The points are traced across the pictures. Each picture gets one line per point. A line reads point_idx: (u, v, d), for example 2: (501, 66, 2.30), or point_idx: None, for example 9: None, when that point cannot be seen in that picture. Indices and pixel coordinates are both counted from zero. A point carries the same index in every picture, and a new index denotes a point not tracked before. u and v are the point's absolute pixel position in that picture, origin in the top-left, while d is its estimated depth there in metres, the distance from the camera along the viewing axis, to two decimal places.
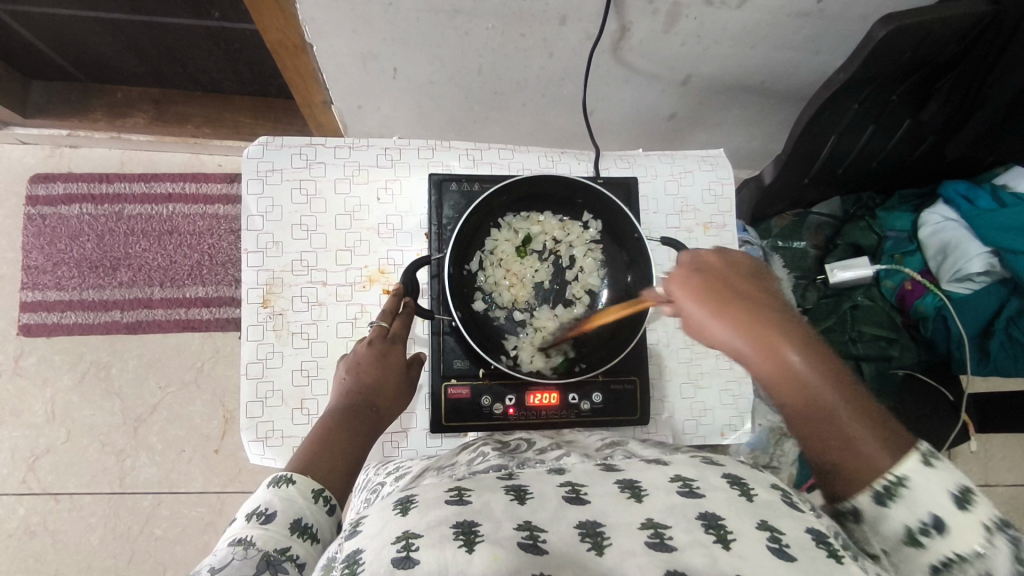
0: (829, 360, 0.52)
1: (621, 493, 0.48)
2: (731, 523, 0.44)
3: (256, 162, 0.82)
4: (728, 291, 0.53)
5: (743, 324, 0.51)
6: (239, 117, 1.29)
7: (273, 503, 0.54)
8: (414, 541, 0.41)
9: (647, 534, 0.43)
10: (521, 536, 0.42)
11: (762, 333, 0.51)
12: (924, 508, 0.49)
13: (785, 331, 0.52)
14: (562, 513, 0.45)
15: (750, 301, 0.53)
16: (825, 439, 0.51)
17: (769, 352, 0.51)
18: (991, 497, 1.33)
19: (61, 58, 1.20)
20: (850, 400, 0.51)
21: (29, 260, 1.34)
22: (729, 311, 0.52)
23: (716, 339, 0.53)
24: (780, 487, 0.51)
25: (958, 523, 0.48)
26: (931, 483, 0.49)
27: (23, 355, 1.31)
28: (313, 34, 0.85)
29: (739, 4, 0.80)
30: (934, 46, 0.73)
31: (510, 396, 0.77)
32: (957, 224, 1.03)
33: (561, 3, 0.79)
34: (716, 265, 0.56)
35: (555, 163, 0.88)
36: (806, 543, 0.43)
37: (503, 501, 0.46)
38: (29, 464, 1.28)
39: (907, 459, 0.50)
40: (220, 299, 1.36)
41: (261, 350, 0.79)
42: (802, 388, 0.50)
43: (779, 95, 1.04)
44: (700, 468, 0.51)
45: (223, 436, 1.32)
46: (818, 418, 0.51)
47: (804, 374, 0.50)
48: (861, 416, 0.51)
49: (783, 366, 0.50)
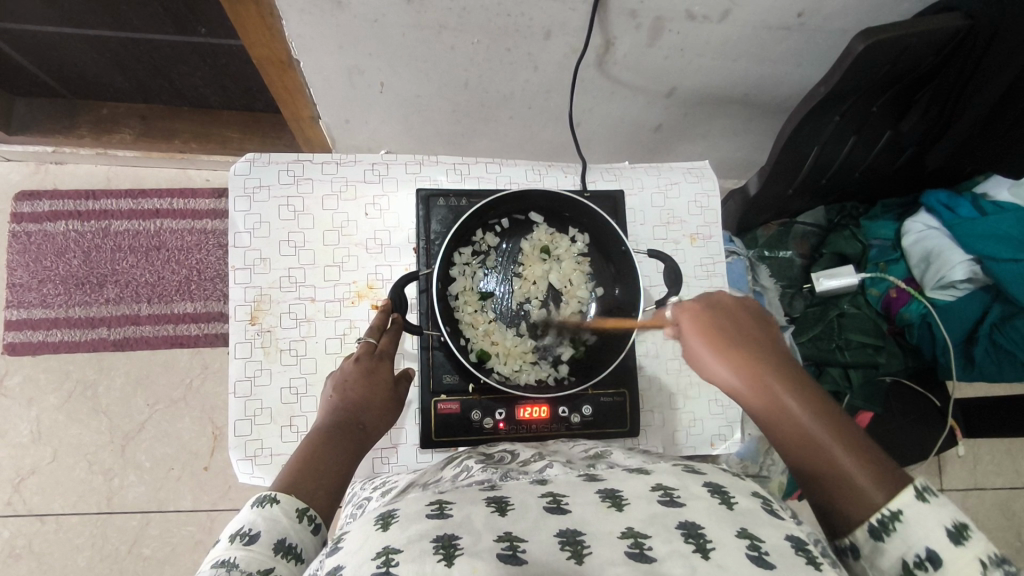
0: (825, 404, 0.59)
1: (602, 501, 0.48)
2: (711, 533, 0.44)
3: (243, 179, 0.82)
4: (723, 328, 0.64)
5: (732, 359, 0.62)
6: (226, 132, 1.29)
7: (257, 524, 0.54)
8: (394, 556, 0.41)
9: (627, 544, 0.43)
10: (500, 548, 0.42)
11: (749, 369, 0.61)
12: (919, 541, 0.51)
13: (776, 370, 0.61)
14: (543, 523, 0.45)
15: (748, 343, 0.62)
16: (812, 466, 0.57)
17: (758, 386, 0.60)
18: (981, 501, 1.34)
19: (47, 75, 1.20)
20: (843, 437, 0.56)
21: (15, 278, 1.33)
22: (727, 348, 0.62)
23: (715, 373, 0.63)
24: (761, 494, 0.51)
25: (952, 556, 0.49)
26: (926, 518, 0.51)
27: (8, 374, 1.29)
28: (299, 50, 0.85)
29: (720, 18, 0.81)
30: (912, 59, 0.75)
31: (501, 410, 0.77)
32: (940, 233, 1.05)
33: (545, 18, 0.80)
34: (722, 308, 0.66)
35: (543, 176, 0.88)
36: (786, 550, 0.43)
37: (484, 513, 0.46)
38: (14, 485, 1.26)
39: (902, 494, 0.53)
40: (209, 314, 1.35)
41: (249, 367, 0.79)
42: (787, 417, 0.58)
43: (762, 107, 1.06)
44: (681, 478, 0.51)
45: (212, 453, 1.30)
46: (806, 445, 0.57)
47: (790, 405, 0.58)
48: (846, 446, 0.56)
49: (772, 399, 0.59)
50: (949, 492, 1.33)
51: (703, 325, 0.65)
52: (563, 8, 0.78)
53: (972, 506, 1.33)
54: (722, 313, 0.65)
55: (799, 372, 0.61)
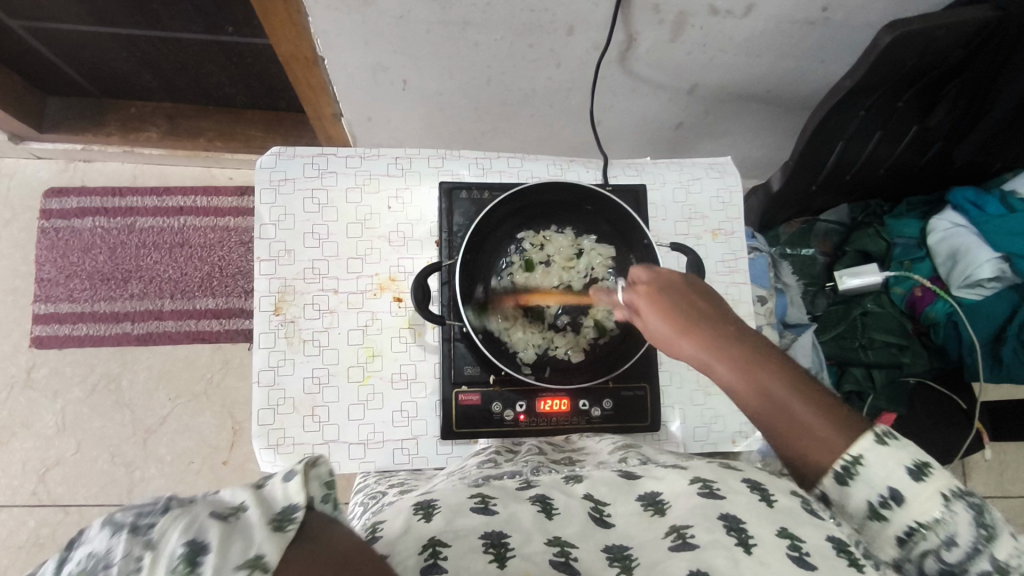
0: (791, 371, 0.57)
1: (644, 508, 0.48)
2: (753, 527, 0.45)
3: (268, 172, 0.83)
4: (676, 298, 0.60)
5: (688, 329, 0.59)
6: (250, 130, 1.32)
7: (275, 557, 0.32)
8: (441, 550, 0.42)
9: (670, 540, 0.45)
10: (551, 553, 0.43)
11: (710, 338, 0.59)
12: (882, 484, 0.52)
13: (734, 334, 0.59)
14: (590, 532, 0.46)
15: (703, 307, 0.60)
16: (779, 428, 0.56)
17: (720, 354, 0.58)
18: (1008, 508, 1.31)
19: (78, 74, 1.23)
20: (799, 391, 0.56)
21: (42, 273, 1.36)
22: (678, 316, 0.59)
23: (672, 345, 0.60)
24: (800, 492, 0.49)
25: (914, 495, 0.51)
26: (887, 461, 0.52)
27: (35, 367, 1.32)
28: (325, 46, 0.86)
29: (743, 13, 0.81)
30: (939, 52, 0.74)
31: (522, 402, 0.77)
32: (967, 230, 1.03)
33: (569, 13, 0.80)
34: (669, 275, 0.62)
35: (564, 171, 0.88)
36: (828, 553, 0.43)
37: (530, 511, 0.47)
38: (40, 475, 1.28)
39: (861, 438, 0.53)
40: (231, 310, 1.37)
41: (273, 357, 0.79)
42: (741, 374, 0.57)
43: (784, 104, 1.05)
44: (718, 472, 0.51)
45: (232, 447, 1.32)
46: (763, 402, 0.56)
47: (749, 366, 0.57)
48: (817, 406, 0.55)
49: (731, 365, 0.57)
50: None
51: (655, 296, 0.61)
52: (587, 3, 0.78)
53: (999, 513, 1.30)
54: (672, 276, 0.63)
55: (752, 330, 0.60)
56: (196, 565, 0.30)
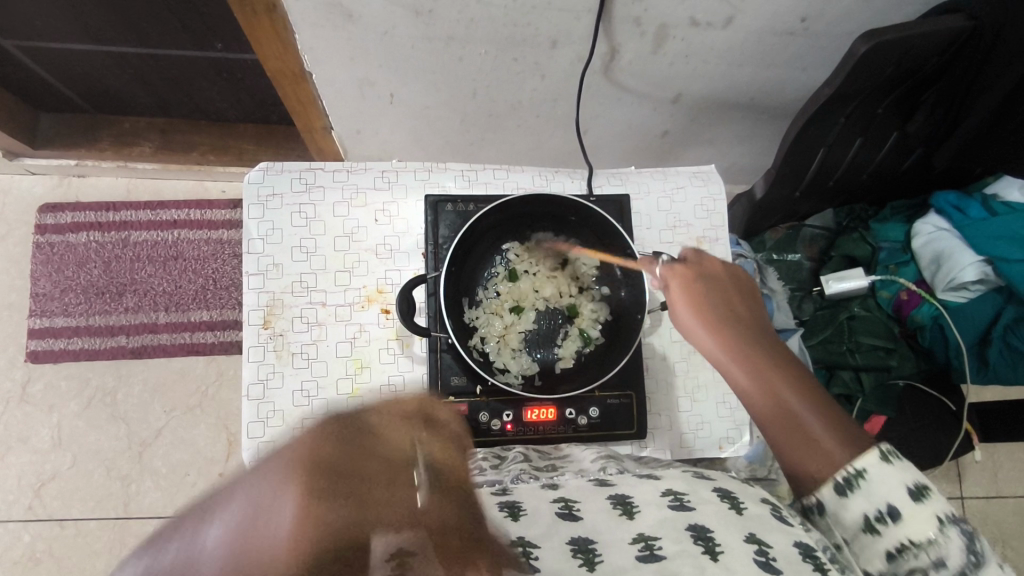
0: (803, 381, 0.64)
1: (613, 509, 0.48)
2: (720, 536, 0.45)
3: (256, 187, 0.84)
4: (710, 297, 0.70)
5: (717, 328, 0.68)
6: (242, 144, 1.33)
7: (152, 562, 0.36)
8: None
9: (637, 548, 0.44)
10: (515, 552, 0.43)
11: (732, 337, 0.67)
12: (881, 499, 0.56)
13: (756, 340, 0.67)
14: (555, 530, 0.46)
15: (734, 312, 0.69)
16: (783, 427, 0.62)
17: (740, 355, 0.66)
18: (1002, 508, 1.31)
19: (70, 90, 1.24)
20: (811, 402, 0.62)
21: (37, 288, 1.36)
22: (707, 312, 0.69)
23: (698, 339, 0.69)
24: (770, 500, 0.52)
25: (911, 513, 0.55)
26: (890, 479, 0.56)
27: (30, 382, 1.33)
28: (312, 62, 0.87)
29: (723, 24, 0.82)
30: (916, 60, 0.75)
31: (508, 411, 0.78)
32: (950, 234, 1.04)
33: (551, 27, 0.81)
34: (712, 277, 0.72)
35: (549, 182, 0.89)
36: (793, 556, 0.45)
37: (497, 515, 0.47)
38: (35, 490, 1.28)
39: (867, 454, 0.58)
40: (225, 322, 1.38)
41: (262, 371, 0.80)
42: (756, 373, 0.65)
43: (769, 111, 1.06)
44: (691, 483, 0.52)
45: (227, 459, 1.32)
46: (776, 406, 0.63)
47: (762, 365, 0.65)
48: (823, 416, 0.61)
49: (747, 362, 0.65)
50: (968, 499, 1.31)
51: (688, 291, 0.70)
52: (569, 17, 0.80)
53: (993, 514, 1.30)
54: (718, 280, 0.72)
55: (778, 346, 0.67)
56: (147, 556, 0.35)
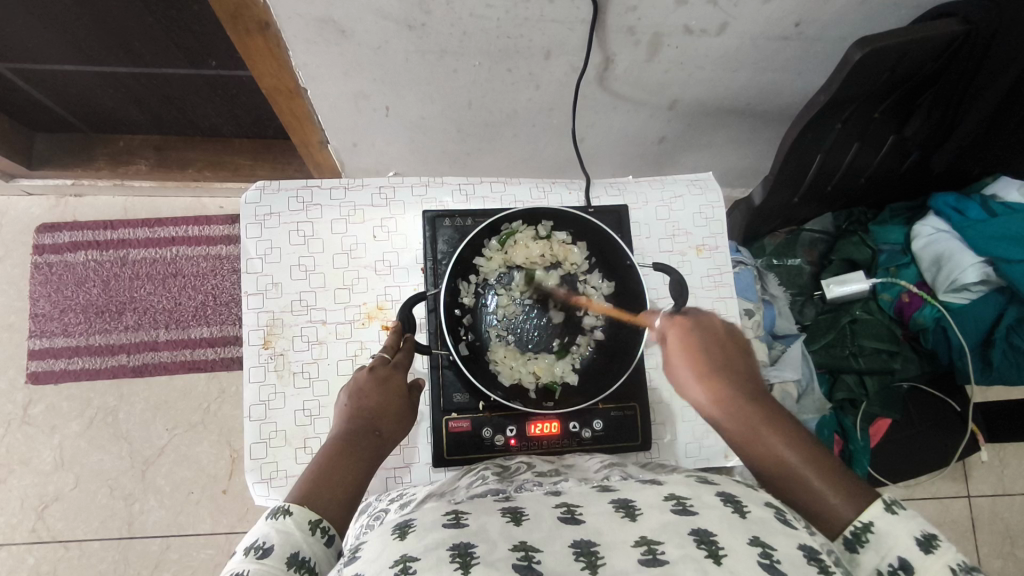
0: (809, 442, 0.58)
1: (615, 511, 0.46)
2: (724, 540, 0.42)
3: (254, 206, 0.84)
4: (702, 352, 0.63)
5: (711, 384, 0.62)
6: (239, 159, 1.32)
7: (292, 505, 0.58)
8: (410, 564, 0.41)
9: (640, 552, 0.42)
10: (515, 558, 0.41)
11: (727, 393, 0.61)
12: (891, 551, 0.53)
13: (753, 395, 0.61)
14: (557, 533, 0.44)
15: (729, 364, 0.63)
16: (783, 488, 0.57)
17: (733, 411, 0.60)
18: (1010, 506, 1.31)
19: (65, 110, 1.24)
20: (815, 461, 0.57)
21: (36, 308, 1.36)
22: (700, 367, 0.63)
23: (690, 394, 0.63)
24: (773, 504, 0.49)
25: (924, 565, 0.51)
26: (896, 527, 0.54)
27: (31, 403, 1.32)
28: (306, 79, 0.87)
29: (716, 31, 0.82)
30: (911, 65, 0.75)
31: (512, 427, 0.77)
32: (950, 236, 1.04)
33: (545, 38, 0.81)
34: (706, 325, 0.65)
35: (547, 193, 0.89)
36: (799, 561, 0.42)
37: (499, 522, 0.45)
38: (39, 512, 1.28)
39: (872, 507, 0.55)
40: (225, 338, 1.38)
41: (264, 392, 0.80)
42: (757, 437, 0.58)
43: (765, 116, 1.06)
44: (693, 487, 0.50)
45: (230, 476, 1.31)
46: (777, 467, 0.57)
47: (762, 428, 0.58)
48: (824, 474, 0.56)
49: (746, 422, 0.59)
50: (975, 498, 1.30)
51: (683, 342, 0.65)
52: (562, 28, 0.79)
53: (1001, 512, 1.30)
54: (709, 329, 0.65)
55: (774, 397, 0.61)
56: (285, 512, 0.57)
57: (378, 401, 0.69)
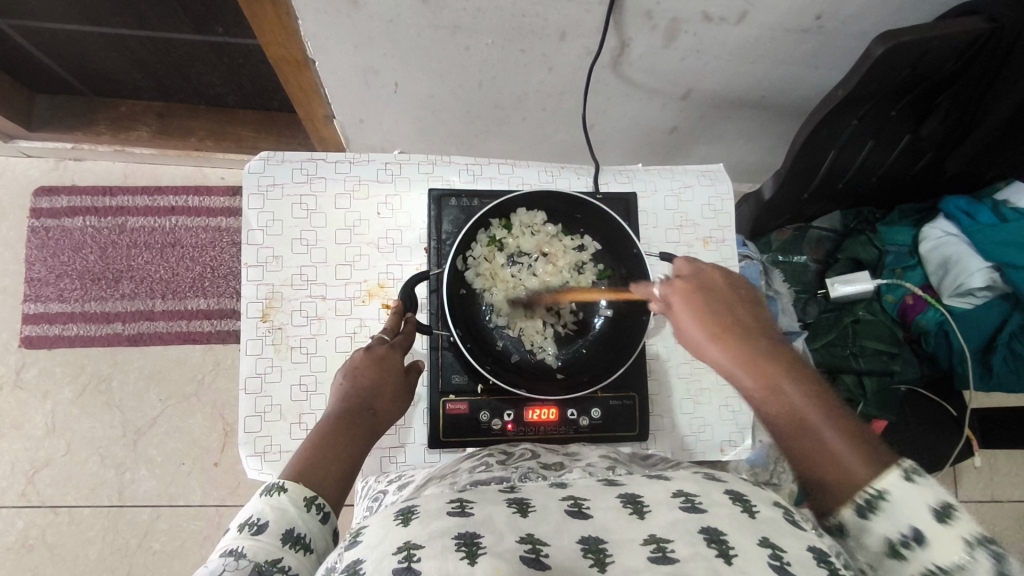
0: (828, 406, 0.56)
1: (623, 507, 0.45)
2: (734, 540, 0.42)
3: (257, 177, 0.82)
4: (716, 310, 0.65)
5: (726, 340, 0.62)
6: (242, 130, 1.30)
7: (287, 481, 0.58)
8: (415, 552, 0.40)
9: (649, 549, 0.41)
10: (522, 549, 0.40)
11: (741, 347, 0.61)
12: (905, 521, 0.49)
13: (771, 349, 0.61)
14: (565, 526, 0.43)
15: (739, 321, 0.64)
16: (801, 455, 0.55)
17: (746, 365, 0.60)
18: (997, 513, 1.31)
19: (67, 72, 1.21)
20: (832, 418, 0.55)
21: (32, 272, 1.35)
22: (717, 325, 0.64)
23: (704, 348, 0.64)
24: (782, 504, 0.48)
25: (938, 537, 0.47)
26: (911, 496, 0.49)
27: (24, 367, 1.31)
28: (314, 50, 0.85)
29: (736, 21, 0.80)
30: (933, 63, 0.73)
31: (509, 411, 0.77)
32: (958, 239, 1.03)
33: (560, 19, 0.79)
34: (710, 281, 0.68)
35: (555, 177, 0.88)
36: (809, 562, 0.41)
37: (506, 513, 0.44)
38: (28, 477, 1.27)
39: (886, 474, 0.51)
40: (222, 311, 1.37)
41: (260, 365, 0.79)
42: (771, 392, 0.58)
43: (779, 109, 1.05)
44: (702, 484, 0.49)
45: (223, 449, 1.31)
46: (784, 416, 0.57)
47: (784, 390, 0.58)
48: (839, 432, 0.54)
49: (759, 376, 0.59)
50: (964, 503, 1.31)
51: (697, 301, 0.66)
52: (579, 9, 0.78)
53: (989, 517, 1.30)
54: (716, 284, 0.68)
55: (786, 348, 0.62)
56: (281, 488, 0.57)
57: (371, 380, 0.68)
